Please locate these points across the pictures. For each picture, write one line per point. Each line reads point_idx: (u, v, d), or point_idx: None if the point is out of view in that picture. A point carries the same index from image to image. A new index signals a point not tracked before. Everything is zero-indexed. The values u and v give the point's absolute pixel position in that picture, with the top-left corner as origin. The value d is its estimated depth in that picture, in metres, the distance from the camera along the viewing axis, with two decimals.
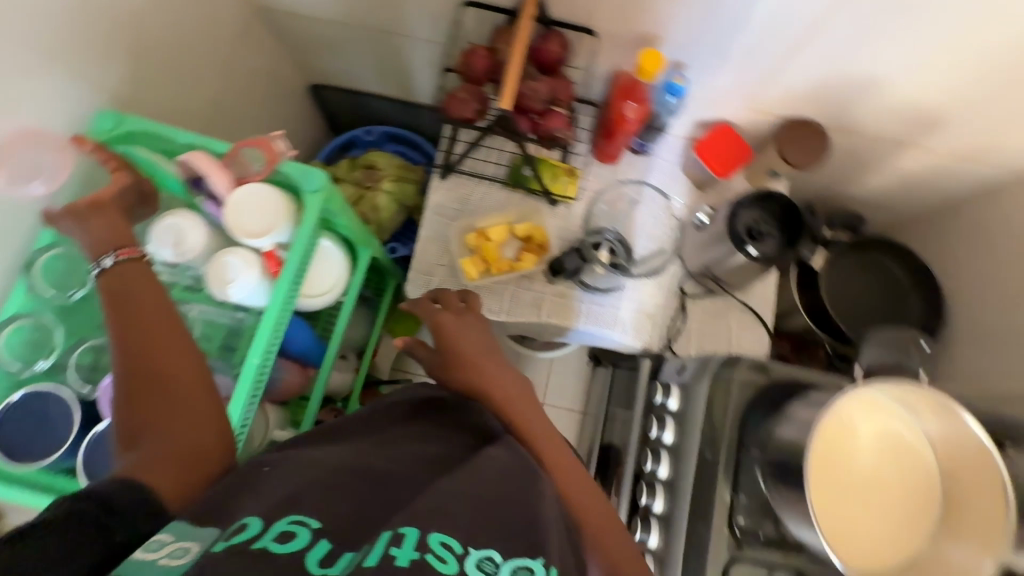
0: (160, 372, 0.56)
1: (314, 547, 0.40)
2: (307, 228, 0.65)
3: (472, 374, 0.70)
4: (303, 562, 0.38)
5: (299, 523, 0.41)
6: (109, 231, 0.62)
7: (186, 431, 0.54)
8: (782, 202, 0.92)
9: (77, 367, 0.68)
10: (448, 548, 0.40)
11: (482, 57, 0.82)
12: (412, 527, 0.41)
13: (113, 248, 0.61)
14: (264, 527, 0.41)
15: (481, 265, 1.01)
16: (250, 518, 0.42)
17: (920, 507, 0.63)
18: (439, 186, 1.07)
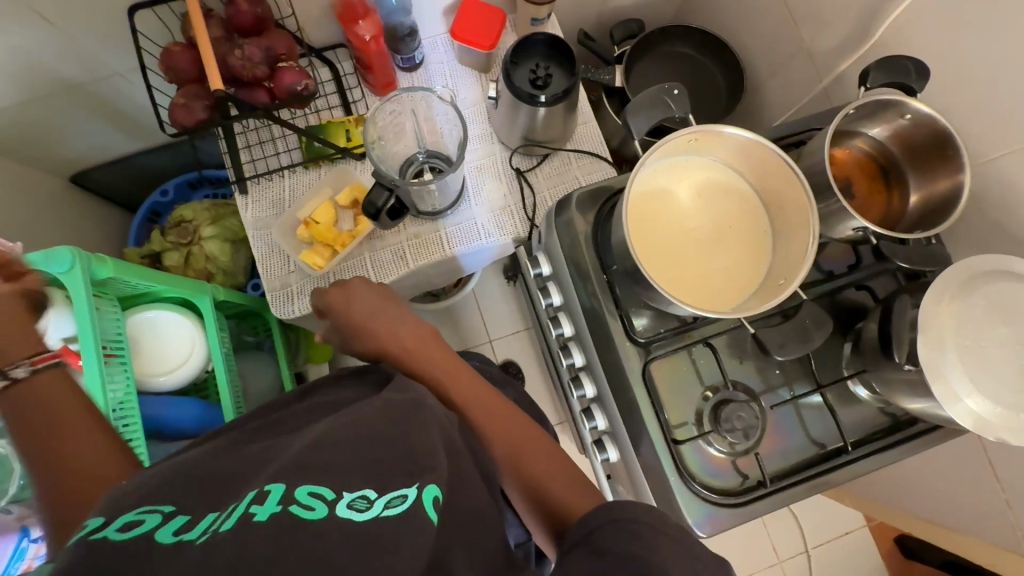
0: (74, 459, 0.51)
1: (166, 521, 0.38)
2: (86, 307, 0.61)
3: (372, 330, 0.77)
4: (154, 537, 0.37)
5: (149, 509, 0.39)
6: None
7: (91, 469, 0.50)
8: (543, 38, 0.91)
9: None
10: (315, 495, 0.40)
11: (180, 51, 0.75)
12: (278, 482, 0.41)
13: None
14: (105, 520, 0.38)
15: (325, 250, 0.97)
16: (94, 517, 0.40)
17: (752, 226, 0.68)
18: (245, 203, 1.01)
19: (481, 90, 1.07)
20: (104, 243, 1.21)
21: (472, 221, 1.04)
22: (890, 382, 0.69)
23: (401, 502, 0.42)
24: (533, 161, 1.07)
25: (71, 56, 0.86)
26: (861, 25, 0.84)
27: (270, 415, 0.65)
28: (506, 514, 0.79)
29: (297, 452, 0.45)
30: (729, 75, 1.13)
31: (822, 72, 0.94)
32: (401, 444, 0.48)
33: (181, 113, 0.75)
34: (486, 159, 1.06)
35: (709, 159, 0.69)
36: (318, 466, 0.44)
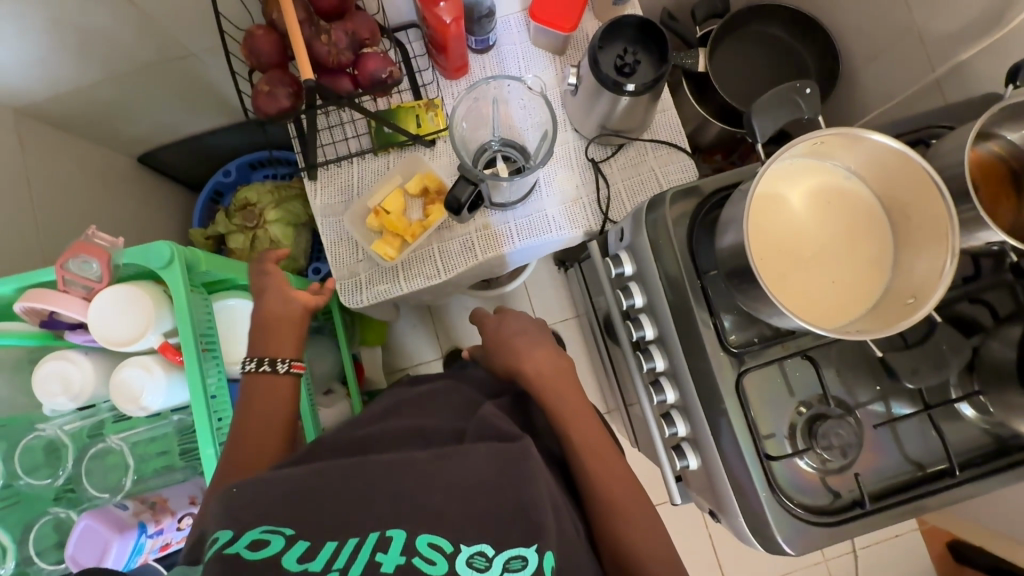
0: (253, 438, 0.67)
1: (291, 547, 0.47)
2: (185, 304, 0.61)
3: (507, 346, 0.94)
4: (282, 562, 0.46)
5: (272, 531, 0.48)
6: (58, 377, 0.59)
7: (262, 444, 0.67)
8: (633, 20, 0.86)
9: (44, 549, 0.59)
10: (435, 547, 0.48)
11: (264, 36, 0.73)
12: (398, 528, 0.49)
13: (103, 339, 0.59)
14: (233, 537, 0.48)
15: (395, 241, 0.95)
16: (220, 531, 0.49)
17: (874, 238, 0.63)
18: (315, 189, 0.99)
19: (555, 73, 1.02)
20: (170, 222, 1.21)
21: (543, 213, 1.01)
22: (1010, 406, 0.65)
23: (521, 567, 0.48)
24: (607, 151, 1.02)
25: None
26: (992, 11, 0.76)
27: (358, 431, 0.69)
28: (601, 527, 0.71)
29: (414, 495, 0.52)
30: (820, 58, 1.05)
31: (935, 60, 0.86)
32: (511, 496, 0.53)
33: (266, 102, 0.73)
34: (559, 147, 1.02)
35: (831, 163, 0.64)
36: (437, 514, 0.50)
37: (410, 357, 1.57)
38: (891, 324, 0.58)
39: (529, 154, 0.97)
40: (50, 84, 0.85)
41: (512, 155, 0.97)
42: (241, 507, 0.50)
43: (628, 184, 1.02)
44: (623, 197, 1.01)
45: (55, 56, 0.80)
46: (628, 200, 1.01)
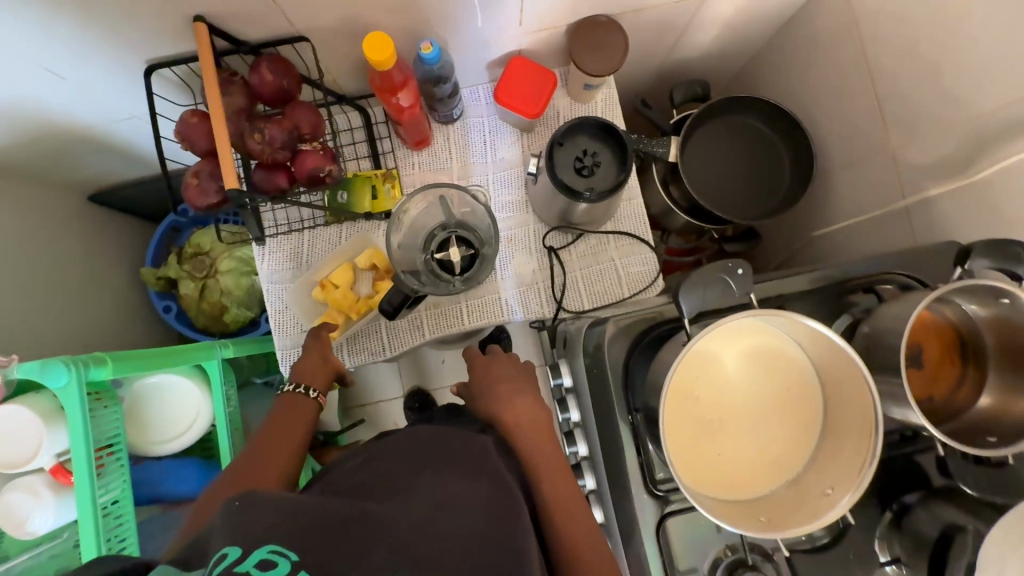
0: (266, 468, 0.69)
1: None
2: (80, 425, 0.58)
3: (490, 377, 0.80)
4: None
5: (279, 551, 0.41)
6: None
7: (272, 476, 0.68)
8: (597, 118, 0.83)
9: None
10: None
11: (197, 125, 0.69)
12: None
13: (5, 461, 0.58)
14: (243, 555, 0.41)
15: (340, 318, 0.93)
16: (228, 546, 0.41)
17: (803, 407, 0.61)
18: (262, 255, 0.96)
19: (521, 152, 0.99)
20: (121, 257, 1.18)
21: (496, 296, 0.98)
22: None
23: None
24: (567, 238, 0.99)
25: (90, 104, 0.80)
26: (965, 151, 0.73)
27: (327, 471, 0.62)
28: None
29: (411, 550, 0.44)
30: (797, 157, 1.01)
31: (905, 185, 0.83)
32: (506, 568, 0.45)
33: (195, 194, 0.70)
34: (519, 229, 0.99)
35: (771, 325, 0.61)
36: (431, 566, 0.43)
37: (374, 393, 1.55)
38: (805, 511, 0.56)
39: (488, 240, 0.91)
40: None
41: (471, 238, 0.89)
42: (243, 524, 0.43)
43: (586, 273, 0.99)
44: (580, 287, 0.98)
45: None
46: (584, 289, 0.99)
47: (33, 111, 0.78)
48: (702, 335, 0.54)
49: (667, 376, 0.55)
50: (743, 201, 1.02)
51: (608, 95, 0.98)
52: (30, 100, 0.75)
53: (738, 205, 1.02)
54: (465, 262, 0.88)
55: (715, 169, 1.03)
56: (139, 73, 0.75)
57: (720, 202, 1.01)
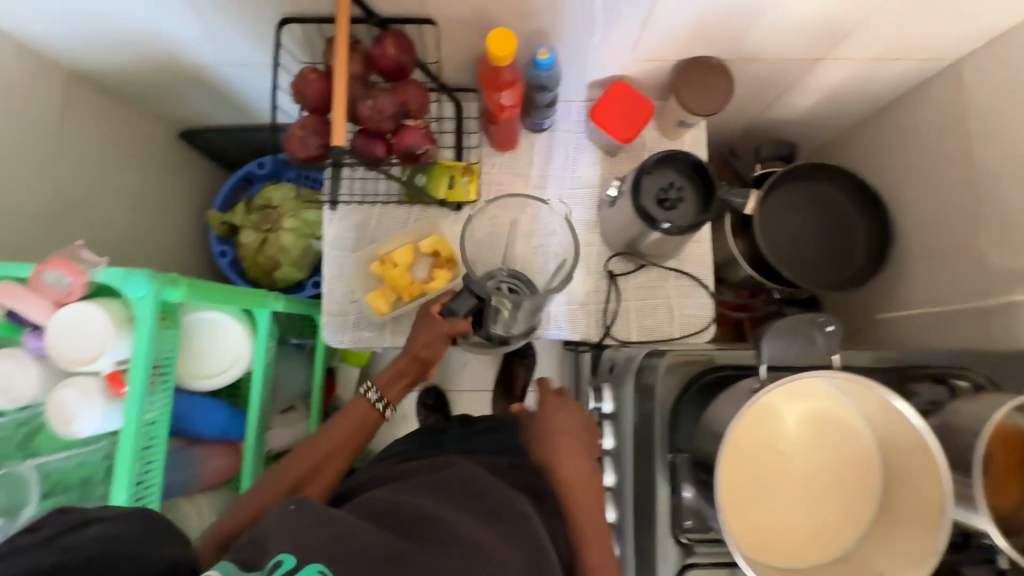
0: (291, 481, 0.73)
1: None
2: (145, 338, 0.60)
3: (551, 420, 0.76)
4: None
5: (325, 574, 0.45)
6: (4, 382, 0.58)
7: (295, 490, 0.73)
8: (687, 154, 0.84)
9: None
10: None
11: (315, 83, 0.71)
12: None
13: (72, 359, 0.59)
14: (297, 565, 0.45)
15: (391, 295, 0.94)
16: (284, 554, 0.46)
17: (858, 485, 0.59)
18: (331, 219, 0.98)
19: (600, 174, 1.00)
20: (192, 195, 1.21)
21: (545, 308, 0.98)
22: None
23: None
24: (629, 266, 0.99)
25: (212, 45, 0.84)
26: None
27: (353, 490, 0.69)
28: None
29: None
30: (873, 235, 1.00)
31: (988, 286, 0.82)
32: None
33: (297, 147, 0.72)
34: (581, 248, 0.99)
35: (837, 392, 0.59)
36: None
37: None
38: None
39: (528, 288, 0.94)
40: (107, 61, 0.86)
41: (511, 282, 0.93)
42: (307, 531, 0.48)
43: (641, 305, 0.99)
44: (631, 317, 0.98)
45: (118, 40, 0.81)
46: (635, 320, 0.98)
47: (157, 40, 0.81)
48: (771, 388, 0.52)
49: (730, 426, 0.54)
50: (813, 267, 1.00)
51: (697, 136, 0.98)
52: (158, 29, 0.79)
53: (806, 271, 1.00)
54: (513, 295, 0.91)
55: (789, 230, 1.02)
56: (267, 23, 0.78)
57: (788, 263, 1.00)
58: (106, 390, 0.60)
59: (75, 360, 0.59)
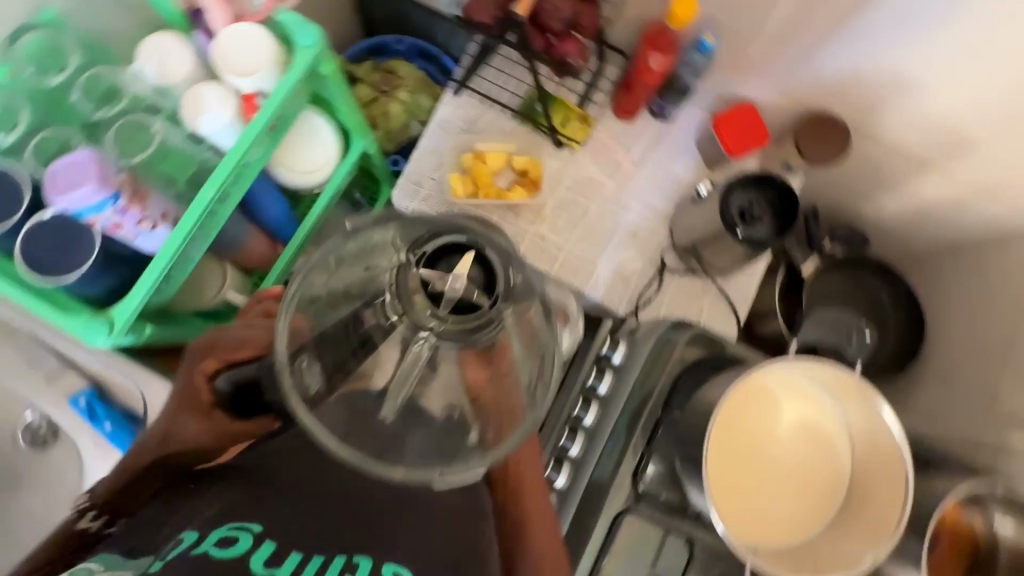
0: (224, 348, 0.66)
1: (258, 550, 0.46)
2: (292, 78, 0.65)
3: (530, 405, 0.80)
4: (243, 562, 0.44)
5: (239, 530, 0.47)
6: (163, 56, 0.64)
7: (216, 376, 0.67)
8: (778, 184, 0.93)
9: (35, 148, 0.60)
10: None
11: None
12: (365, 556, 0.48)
13: (225, 66, 0.65)
14: (200, 539, 0.46)
15: (471, 186, 1.01)
16: (188, 533, 0.47)
17: (829, 481, 0.69)
18: (449, 101, 1.05)
19: (693, 178, 1.06)
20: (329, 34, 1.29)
21: (593, 267, 1.03)
22: None
23: None
24: (680, 267, 1.05)
25: None
26: None
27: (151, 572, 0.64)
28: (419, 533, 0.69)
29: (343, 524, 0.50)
30: (898, 344, 1.07)
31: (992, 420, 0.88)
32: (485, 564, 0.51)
33: (474, 8, 0.79)
34: (647, 231, 1.05)
35: (829, 405, 0.68)
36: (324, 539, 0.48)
37: None
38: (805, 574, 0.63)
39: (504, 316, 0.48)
40: None
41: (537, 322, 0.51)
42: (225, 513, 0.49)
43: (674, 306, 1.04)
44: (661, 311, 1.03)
45: None
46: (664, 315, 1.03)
47: None
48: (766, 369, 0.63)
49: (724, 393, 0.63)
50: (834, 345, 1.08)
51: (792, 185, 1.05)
52: None
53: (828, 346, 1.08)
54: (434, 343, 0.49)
55: (827, 306, 1.10)
56: None
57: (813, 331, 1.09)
58: (239, 108, 0.66)
59: (227, 68, 0.65)
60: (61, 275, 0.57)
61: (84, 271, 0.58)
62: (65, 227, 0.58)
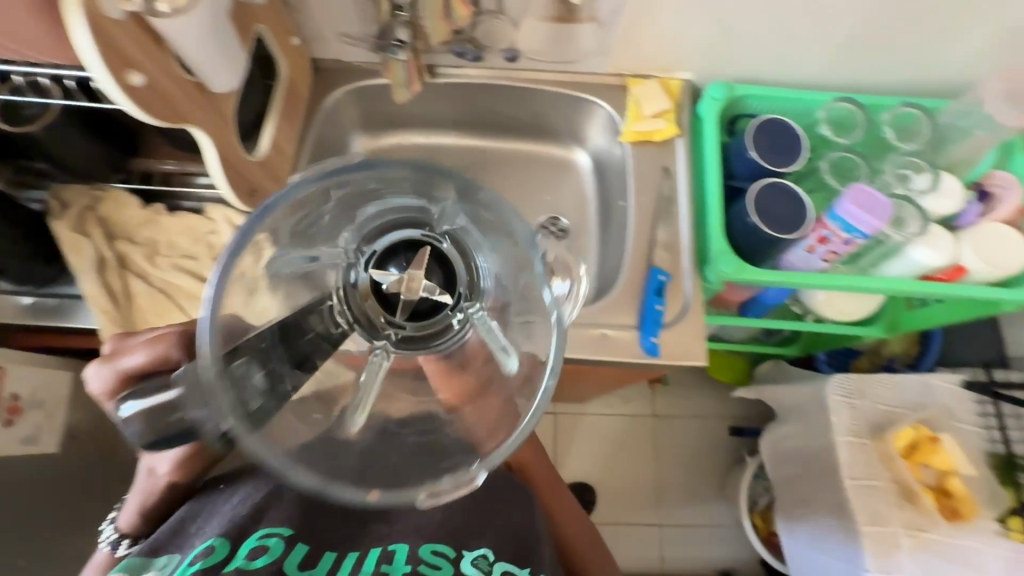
0: None
1: (296, 549, 0.46)
2: (1005, 297, 0.68)
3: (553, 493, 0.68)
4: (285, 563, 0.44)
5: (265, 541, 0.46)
6: (953, 193, 0.69)
7: None
8: None
9: (833, 159, 0.70)
10: (439, 554, 0.48)
11: None
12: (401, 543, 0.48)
13: (972, 240, 0.69)
14: (229, 556, 0.44)
15: (909, 448, 0.94)
16: (219, 542, 0.44)
17: None
18: (950, 379, 1.01)
19: None
20: None
21: None
22: None
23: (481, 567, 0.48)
24: None
25: None
26: None
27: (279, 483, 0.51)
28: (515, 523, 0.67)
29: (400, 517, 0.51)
30: None
31: None
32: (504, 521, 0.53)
33: None
34: None
35: None
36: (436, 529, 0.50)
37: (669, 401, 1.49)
38: None
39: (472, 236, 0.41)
40: None
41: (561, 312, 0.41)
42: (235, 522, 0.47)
43: None
44: None
45: None
46: None
47: None
48: None
49: None
50: None
51: None
52: None
53: None
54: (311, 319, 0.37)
55: None
56: None
57: None
58: (945, 269, 0.70)
59: (974, 243, 0.69)
60: (751, 214, 0.69)
61: (755, 225, 0.68)
62: (788, 200, 0.69)
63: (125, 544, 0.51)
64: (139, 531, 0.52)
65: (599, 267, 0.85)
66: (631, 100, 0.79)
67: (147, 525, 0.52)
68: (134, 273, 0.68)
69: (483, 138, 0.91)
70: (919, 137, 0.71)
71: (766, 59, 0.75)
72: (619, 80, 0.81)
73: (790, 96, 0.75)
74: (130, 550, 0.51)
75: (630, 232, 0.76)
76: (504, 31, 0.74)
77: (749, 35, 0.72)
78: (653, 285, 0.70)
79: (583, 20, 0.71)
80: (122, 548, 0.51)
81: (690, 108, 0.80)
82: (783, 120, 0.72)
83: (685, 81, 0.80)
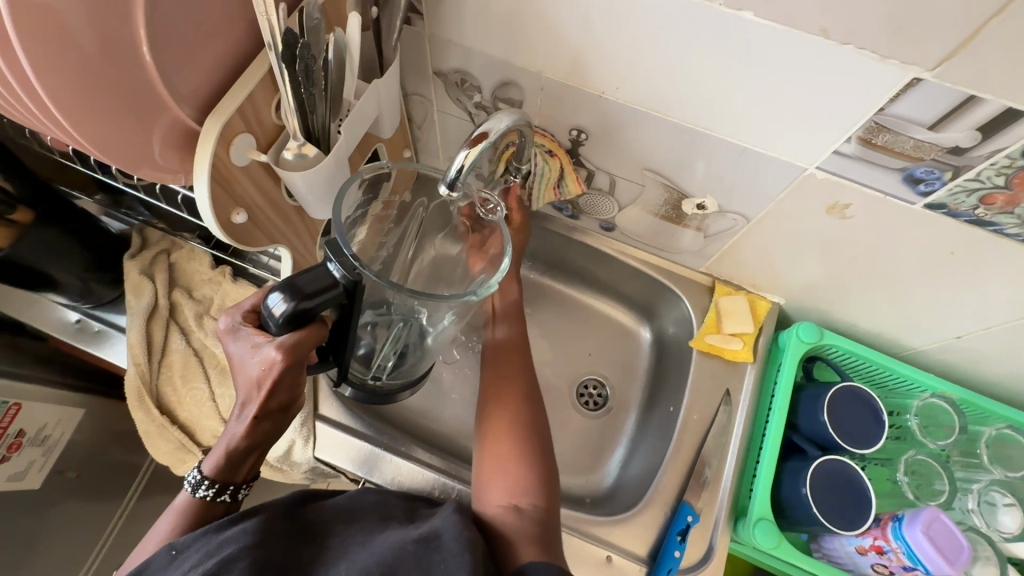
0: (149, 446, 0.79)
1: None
2: None
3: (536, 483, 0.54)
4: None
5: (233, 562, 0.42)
6: None
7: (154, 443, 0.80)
8: None
9: (917, 459, 0.65)
10: None
11: None
12: None
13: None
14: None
15: None
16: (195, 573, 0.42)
17: None
18: None
19: None
20: None
21: None
22: None
23: None
24: None
25: None
26: None
27: (256, 516, 0.47)
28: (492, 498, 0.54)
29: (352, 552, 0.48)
30: None
31: None
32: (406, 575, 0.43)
33: None
34: None
35: None
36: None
37: None
38: None
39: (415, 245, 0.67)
40: None
41: (474, 184, 0.59)
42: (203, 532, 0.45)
43: None
44: None
45: None
46: None
47: None
48: None
49: None
50: None
51: None
52: None
53: None
54: (364, 353, 0.63)
55: None
56: None
57: None
58: None
59: None
60: (809, 493, 0.61)
61: (811, 512, 0.61)
62: (850, 486, 0.61)
63: (205, 486, 0.49)
64: (223, 476, 0.49)
65: (626, 459, 0.79)
66: (712, 308, 0.76)
67: (229, 470, 0.49)
68: (178, 327, 0.69)
69: (552, 278, 0.89)
70: (1016, 463, 0.64)
71: (865, 321, 0.70)
72: (705, 279, 0.78)
73: (881, 362, 0.69)
74: (209, 494, 0.49)
75: (669, 447, 0.71)
76: (607, 208, 0.72)
77: (858, 299, 0.67)
78: (677, 524, 0.64)
79: (688, 226, 0.69)
80: (202, 490, 0.49)
81: (771, 332, 0.75)
82: (865, 389, 0.66)
83: (774, 303, 0.75)
